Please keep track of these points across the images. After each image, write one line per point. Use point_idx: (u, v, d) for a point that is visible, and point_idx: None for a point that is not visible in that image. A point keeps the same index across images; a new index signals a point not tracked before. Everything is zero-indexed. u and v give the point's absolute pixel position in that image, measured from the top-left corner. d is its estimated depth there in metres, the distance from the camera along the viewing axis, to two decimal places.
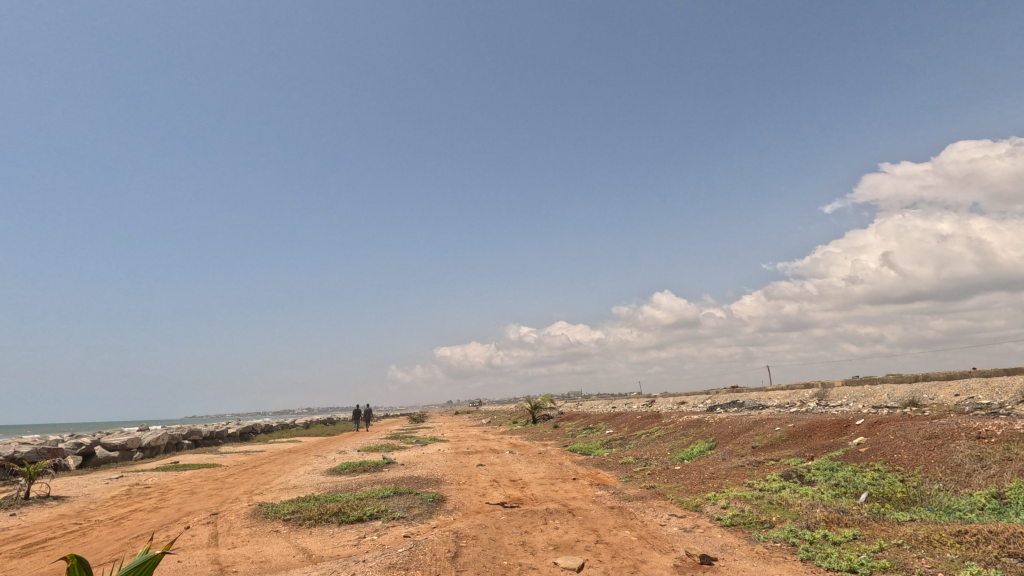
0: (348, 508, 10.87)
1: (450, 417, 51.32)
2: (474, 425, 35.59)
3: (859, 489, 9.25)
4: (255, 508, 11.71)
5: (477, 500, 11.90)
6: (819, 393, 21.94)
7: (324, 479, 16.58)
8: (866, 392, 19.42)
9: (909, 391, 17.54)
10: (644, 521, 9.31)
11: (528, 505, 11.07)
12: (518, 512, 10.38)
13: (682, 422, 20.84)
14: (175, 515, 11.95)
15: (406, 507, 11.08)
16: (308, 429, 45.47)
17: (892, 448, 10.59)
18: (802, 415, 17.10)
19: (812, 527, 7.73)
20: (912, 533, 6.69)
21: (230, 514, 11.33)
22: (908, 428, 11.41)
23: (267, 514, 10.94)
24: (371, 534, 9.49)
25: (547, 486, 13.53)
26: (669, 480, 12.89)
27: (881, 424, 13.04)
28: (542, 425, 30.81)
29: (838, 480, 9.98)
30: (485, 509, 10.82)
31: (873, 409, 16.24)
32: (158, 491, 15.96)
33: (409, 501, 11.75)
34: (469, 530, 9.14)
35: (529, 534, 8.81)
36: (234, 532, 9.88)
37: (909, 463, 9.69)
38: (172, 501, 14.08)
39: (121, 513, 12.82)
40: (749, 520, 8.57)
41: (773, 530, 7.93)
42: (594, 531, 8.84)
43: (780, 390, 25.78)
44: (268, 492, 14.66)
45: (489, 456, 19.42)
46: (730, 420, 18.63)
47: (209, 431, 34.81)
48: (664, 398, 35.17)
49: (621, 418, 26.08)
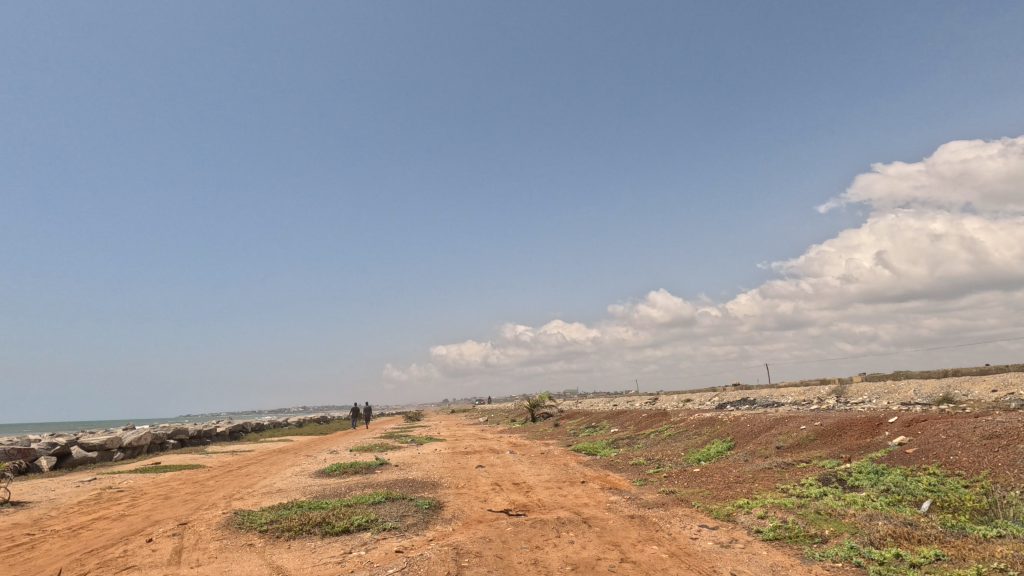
0: (334, 517, 9.61)
1: (447, 416, 50.16)
2: (472, 424, 34.18)
3: (918, 497, 8.08)
4: (230, 518, 10.44)
5: (478, 508, 10.66)
6: (837, 390, 20.82)
7: (311, 482, 15.28)
8: (890, 388, 18.29)
9: (939, 386, 16.44)
10: (672, 534, 8.10)
11: (536, 513, 9.83)
12: (525, 523, 9.15)
13: (695, 420, 19.59)
14: (140, 525, 10.67)
15: (399, 516, 9.83)
16: (301, 428, 43.85)
17: (946, 449, 9.42)
18: (826, 413, 15.93)
19: (879, 543, 6.54)
20: (1013, 555, 5.48)
21: (201, 524, 10.07)
22: (960, 427, 10.22)
23: (241, 525, 9.65)
24: (357, 549, 8.22)
25: (555, 491, 12.32)
26: (689, 484, 11.65)
27: (922, 423, 11.89)
28: (542, 423, 29.61)
29: (889, 486, 8.82)
30: (488, 518, 9.62)
31: (904, 406, 15.12)
32: (130, 497, 14.65)
33: (403, 508, 10.50)
34: (472, 545, 7.92)
35: (541, 551, 7.58)
36: (201, 548, 8.62)
37: (970, 466, 8.53)
38: (142, 508, 12.79)
39: (83, 522, 11.56)
40: (797, 534, 7.39)
41: (830, 547, 6.76)
42: (616, 546, 7.62)
43: (792, 387, 24.74)
44: (248, 497, 13.39)
45: (488, 457, 18.15)
46: (747, 418, 17.45)
47: (196, 431, 33.46)
48: (669, 396, 33.91)
49: (626, 417, 24.81)
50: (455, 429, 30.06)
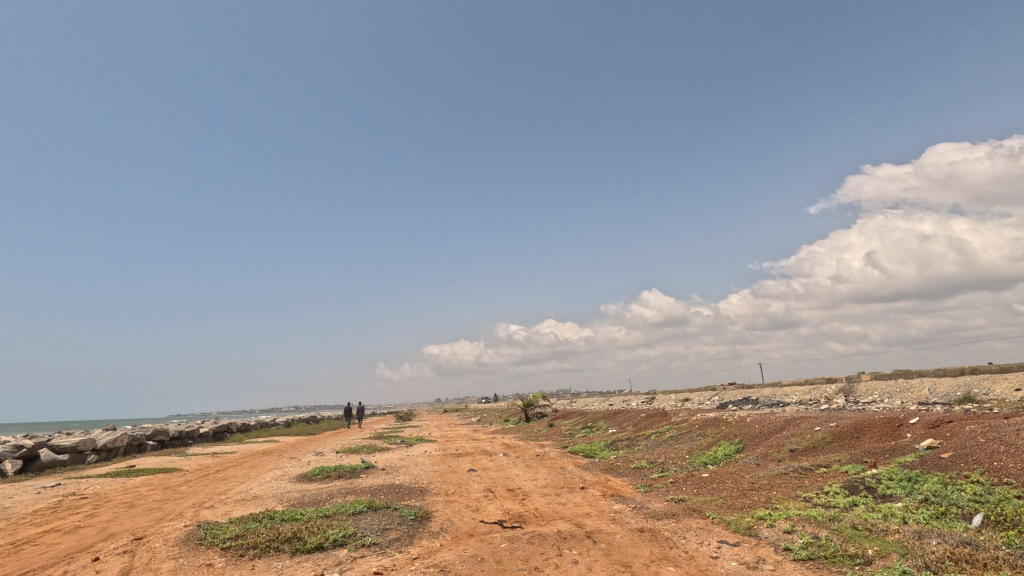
0: (306, 532, 8.54)
1: (440, 415, 48.86)
2: (464, 424, 32.99)
3: (966, 510, 7.16)
4: (192, 532, 9.36)
5: (468, 519, 9.63)
6: (844, 389, 19.92)
7: (290, 488, 14.20)
8: (903, 387, 17.38)
9: (956, 385, 15.55)
10: (689, 553, 7.13)
11: (533, 526, 8.83)
12: (522, 538, 8.14)
13: (697, 420, 18.61)
14: (90, 540, 9.55)
15: (381, 529, 8.78)
16: (289, 428, 42.32)
17: (988, 454, 8.49)
18: (839, 413, 14.99)
19: (935, 567, 5.60)
20: None
21: (157, 539, 8.98)
22: (998, 429, 9.31)
23: (202, 541, 8.56)
24: (331, 569, 7.19)
25: (552, 498, 11.32)
26: (699, 492, 10.67)
27: (949, 425, 10.99)
28: (536, 424, 28.52)
29: (928, 495, 7.91)
30: (480, 531, 8.63)
31: (922, 406, 14.20)
32: (92, 505, 13.50)
33: (386, 520, 9.45)
34: (461, 566, 6.90)
35: (541, 573, 6.55)
36: (152, 568, 7.55)
37: (1020, 474, 7.62)
38: (101, 519, 11.66)
39: (30, 535, 10.43)
40: (834, 554, 6.43)
41: (877, 571, 5.80)
42: (626, 568, 6.64)
43: (797, 386, 23.80)
44: (219, 505, 12.29)
45: (481, 460, 17.08)
46: (754, 419, 16.46)
47: (178, 431, 32.16)
48: (667, 395, 32.84)
49: (624, 417, 23.81)
50: (446, 429, 28.95)
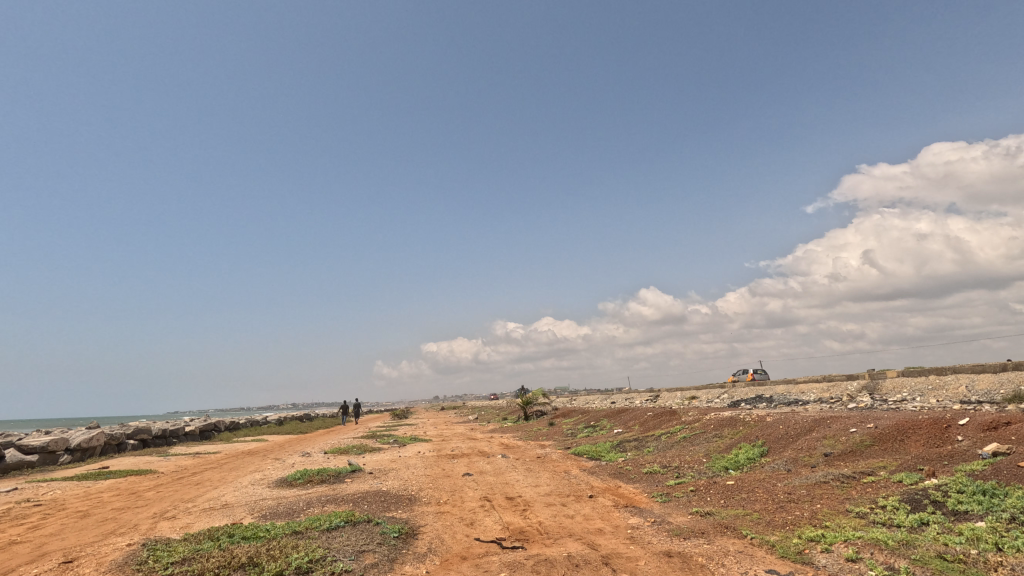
0: (265, 556, 7.07)
1: (436, 413, 47.20)
2: (459, 423, 31.36)
3: None
4: (134, 553, 7.89)
5: (461, 536, 8.20)
6: (868, 387, 18.54)
7: (265, 496, 12.74)
8: (935, 383, 16.02)
9: (999, 381, 14.15)
10: None
11: (538, 547, 7.41)
12: (524, 565, 6.68)
13: (712, 419, 17.13)
14: (16, 562, 8.09)
15: (356, 553, 7.32)
16: (281, 426, 40.82)
17: None
18: (872, 413, 13.57)
19: None
20: None
21: (89, 563, 7.52)
22: None
23: (140, 567, 7.09)
24: None
25: (558, 509, 9.90)
26: (728, 504, 9.25)
27: (1012, 426, 9.56)
28: (536, 423, 27.06)
29: (1016, 514, 6.52)
30: (475, 554, 7.21)
31: (967, 404, 12.79)
32: (42, 514, 12.04)
33: (364, 539, 8.00)
34: None
35: None
36: None
37: None
38: (41, 533, 10.18)
39: None
40: None
41: None
42: None
43: (813, 383, 22.41)
44: (180, 517, 10.82)
45: (477, 463, 15.62)
46: (775, 418, 15.04)
47: (162, 429, 30.64)
48: (673, 393, 31.37)
49: (630, 416, 22.29)
50: (442, 428, 27.48)
